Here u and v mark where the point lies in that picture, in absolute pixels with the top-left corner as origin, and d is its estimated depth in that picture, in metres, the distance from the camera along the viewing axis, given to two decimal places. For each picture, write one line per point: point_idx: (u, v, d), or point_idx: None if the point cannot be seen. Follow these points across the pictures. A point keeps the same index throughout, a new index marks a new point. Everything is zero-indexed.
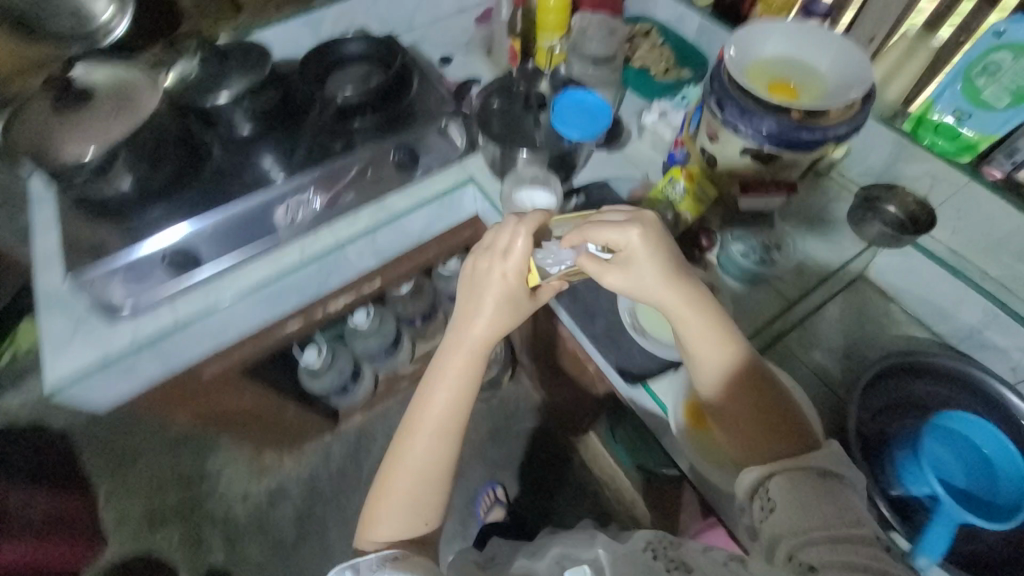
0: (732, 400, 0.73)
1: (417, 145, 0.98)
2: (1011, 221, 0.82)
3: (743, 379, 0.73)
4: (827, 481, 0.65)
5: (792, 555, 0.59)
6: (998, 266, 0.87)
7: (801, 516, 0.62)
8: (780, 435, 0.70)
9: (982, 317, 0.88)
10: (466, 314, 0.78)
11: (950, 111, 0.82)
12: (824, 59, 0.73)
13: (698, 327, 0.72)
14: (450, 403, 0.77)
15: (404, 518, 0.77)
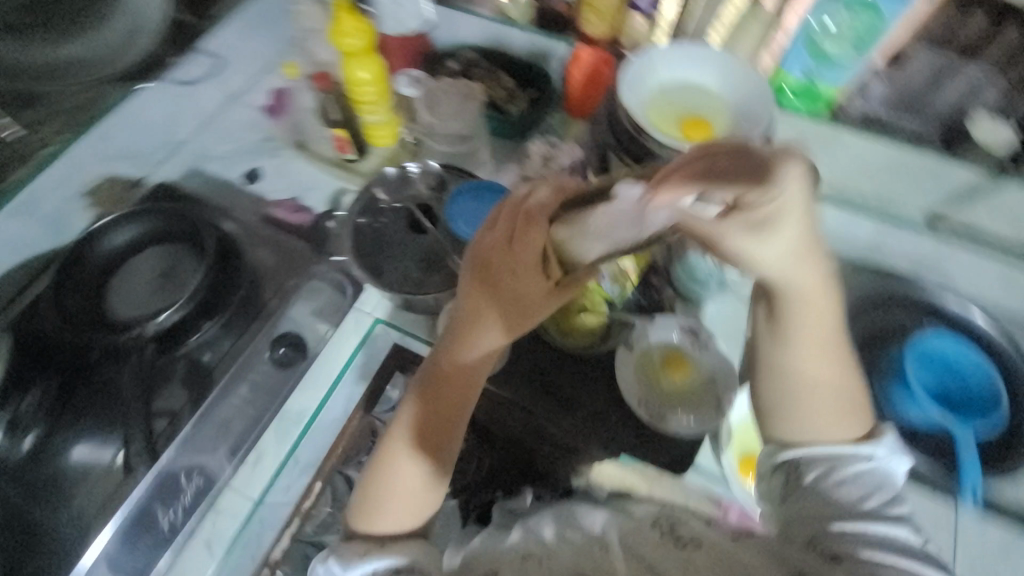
0: (791, 381, 0.59)
1: (289, 322, 0.76)
2: (876, 150, 0.89)
3: (818, 351, 0.59)
4: (868, 470, 0.58)
5: (812, 537, 0.56)
6: (876, 187, 0.93)
7: (825, 497, 0.57)
8: (835, 420, 0.59)
9: (878, 233, 0.95)
10: (489, 299, 0.56)
11: (802, 70, 0.88)
12: (713, 76, 0.72)
13: (807, 289, 0.55)
14: (444, 403, 0.59)
15: (382, 512, 0.58)
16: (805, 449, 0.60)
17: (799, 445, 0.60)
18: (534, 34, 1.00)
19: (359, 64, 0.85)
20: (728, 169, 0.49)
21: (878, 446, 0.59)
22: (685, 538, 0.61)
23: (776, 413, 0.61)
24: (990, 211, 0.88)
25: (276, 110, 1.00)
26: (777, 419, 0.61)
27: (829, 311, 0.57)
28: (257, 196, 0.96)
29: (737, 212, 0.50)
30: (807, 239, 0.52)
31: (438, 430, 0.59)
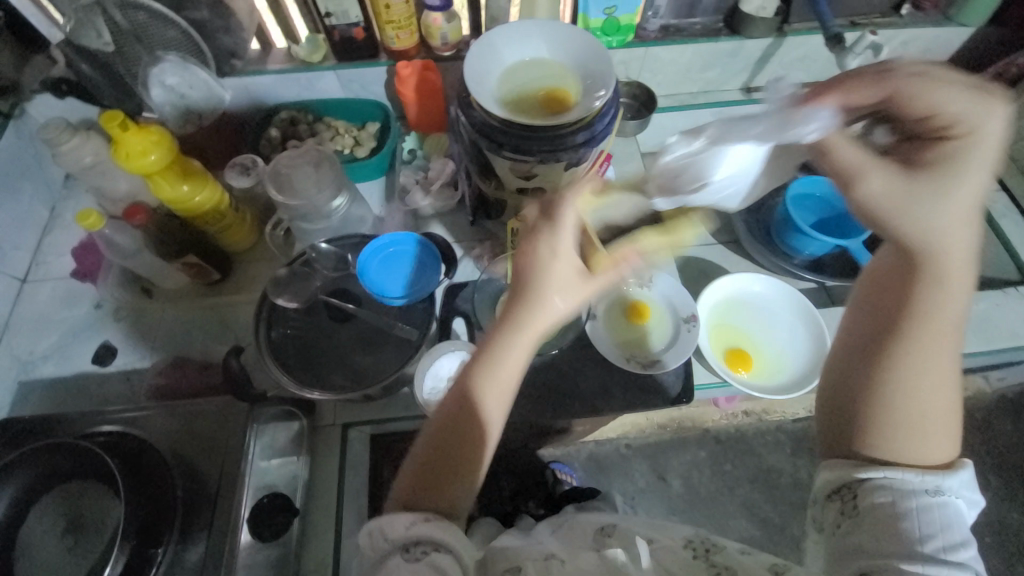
0: (927, 353, 0.46)
1: (256, 488, 0.64)
2: (687, 52, 1.00)
3: (948, 332, 0.46)
4: (937, 505, 0.43)
5: (863, 574, 0.41)
6: (696, 85, 1.07)
7: (881, 533, 0.42)
8: (939, 429, 0.45)
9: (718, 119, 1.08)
10: (526, 260, 0.49)
11: (603, 12, 0.90)
12: (542, 49, 0.73)
13: (952, 270, 0.45)
14: (481, 401, 0.48)
15: (424, 494, 0.48)
16: (872, 471, 0.45)
17: (871, 465, 0.45)
18: (343, 68, 0.91)
19: (173, 181, 0.72)
20: (873, 77, 0.47)
21: (942, 477, 0.44)
22: (720, 566, 0.48)
23: (872, 417, 0.46)
24: (783, 65, 1.04)
25: (90, 273, 0.84)
26: (880, 423, 0.46)
27: (967, 244, 0.45)
28: (125, 372, 0.79)
29: (912, 145, 0.47)
30: (973, 210, 0.45)
31: (462, 411, 0.48)
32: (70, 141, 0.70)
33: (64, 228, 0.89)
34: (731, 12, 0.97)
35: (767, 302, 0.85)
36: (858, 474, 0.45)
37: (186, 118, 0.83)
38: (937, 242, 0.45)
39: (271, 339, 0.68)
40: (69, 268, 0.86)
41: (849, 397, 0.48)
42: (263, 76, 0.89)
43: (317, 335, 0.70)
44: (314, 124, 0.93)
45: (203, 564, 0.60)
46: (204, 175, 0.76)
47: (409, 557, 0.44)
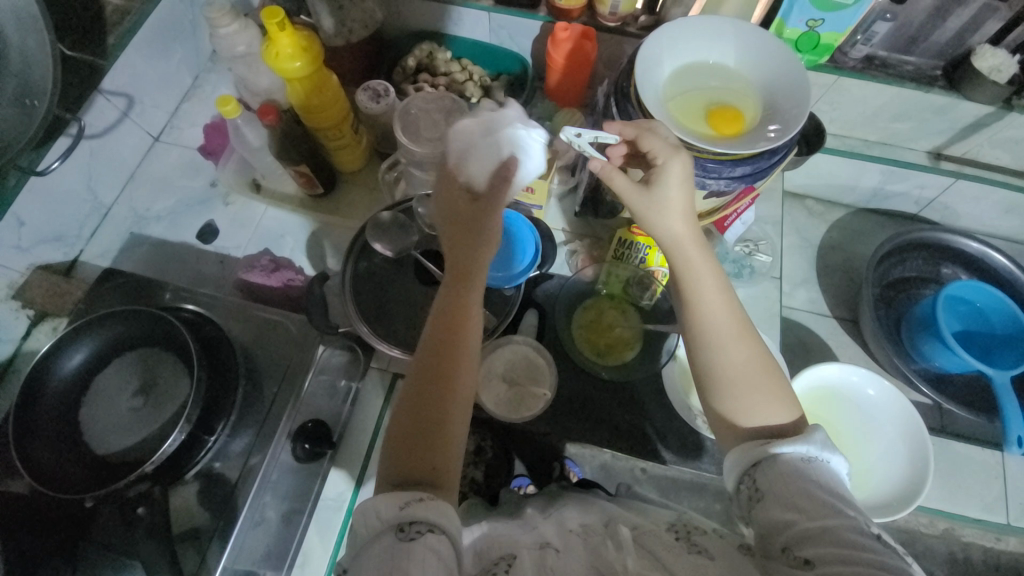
0: (724, 333, 0.51)
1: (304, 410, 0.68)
2: (884, 96, 0.83)
3: (737, 327, 0.51)
4: (820, 462, 0.45)
5: (786, 546, 0.42)
6: (877, 133, 0.91)
7: (789, 501, 0.43)
8: (770, 390, 0.50)
9: (883, 179, 0.93)
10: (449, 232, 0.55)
11: (804, 23, 0.76)
12: (727, 56, 0.63)
13: (710, 291, 0.52)
14: (441, 341, 0.51)
15: (409, 464, 0.46)
16: (763, 450, 0.46)
17: (768, 446, 0.46)
18: (497, 12, 0.84)
19: (310, 93, 0.72)
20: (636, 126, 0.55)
21: (811, 442, 0.46)
22: (701, 546, 0.44)
23: (715, 382, 0.51)
24: (989, 142, 0.87)
25: (215, 154, 0.87)
26: (707, 384, 0.52)
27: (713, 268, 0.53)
28: (220, 254, 0.84)
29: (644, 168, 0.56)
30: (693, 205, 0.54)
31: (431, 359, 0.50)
32: (230, 26, 0.72)
33: (201, 100, 0.93)
34: (958, 64, 0.80)
35: (873, 410, 0.75)
36: (768, 452, 0.46)
37: (337, 27, 0.81)
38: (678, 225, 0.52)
39: (356, 273, 0.69)
40: (196, 142, 0.90)
41: (725, 378, 0.50)
42: (418, 2, 0.85)
43: (399, 287, 0.69)
44: (449, 62, 0.89)
45: (250, 452, 0.65)
46: (337, 90, 0.74)
47: (403, 536, 0.40)
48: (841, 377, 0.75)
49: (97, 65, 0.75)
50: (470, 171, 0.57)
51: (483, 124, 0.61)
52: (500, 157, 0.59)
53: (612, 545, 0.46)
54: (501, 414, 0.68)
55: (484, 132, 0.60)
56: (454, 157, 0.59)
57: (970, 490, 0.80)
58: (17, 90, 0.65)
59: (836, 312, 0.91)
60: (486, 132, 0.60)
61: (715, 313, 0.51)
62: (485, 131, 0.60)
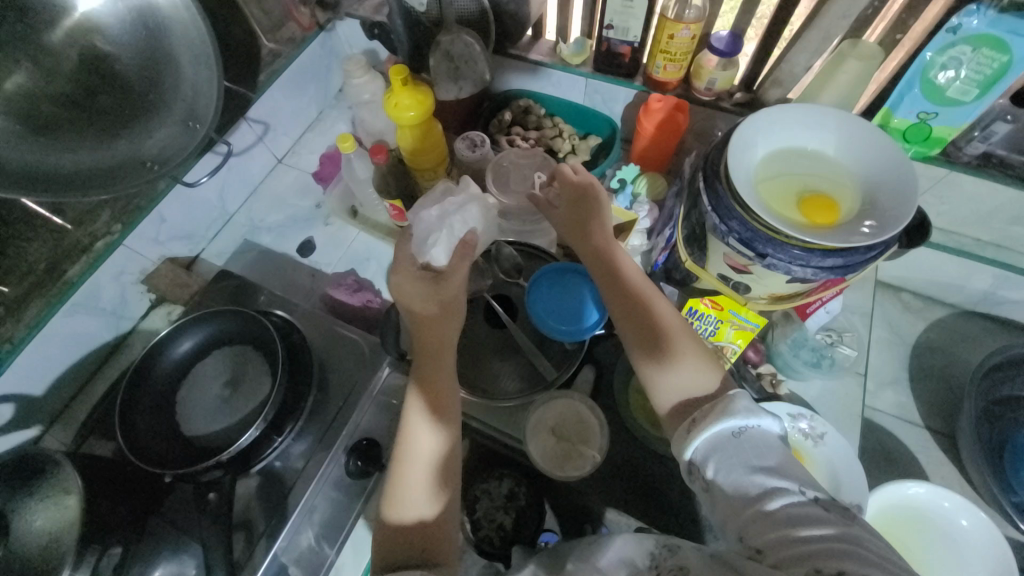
0: (638, 311, 0.61)
1: (364, 427, 0.72)
2: (1001, 196, 0.77)
3: (649, 304, 0.61)
4: (745, 429, 0.47)
5: (741, 536, 0.42)
6: (992, 233, 0.83)
7: (730, 487, 0.44)
8: (689, 359, 0.56)
9: (994, 282, 0.85)
10: (416, 310, 0.62)
11: (914, 115, 0.74)
12: (826, 144, 0.63)
13: (626, 285, 0.63)
14: (421, 408, 0.58)
15: (403, 537, 0.52)
16: (694, 440, 0.48)
17: (693, 433, 0.49)
18: (594, 79, 0.90)
19: (416, 140, 0.80)
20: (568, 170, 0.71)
21: (733, 412, 0.48)
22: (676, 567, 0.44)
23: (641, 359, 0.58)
24: None
25: (325, 180, 0.98)
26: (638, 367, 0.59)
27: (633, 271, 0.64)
28: (312, 268, 0.94)
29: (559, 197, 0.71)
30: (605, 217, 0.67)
31: (409, 422, 0.57)
32: (362, 77, 0.83)
33: (322, 132, 1.06)
34: None
35: (964, 545, 0.65)
36: (694, 436, 0.48)
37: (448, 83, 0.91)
38: (595, 241, 0.66)
39: None
40: (311, 167, 1.02)
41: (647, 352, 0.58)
42: (523, 65, 0.93)
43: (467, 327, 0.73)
44: (541, 119, 0.95)
45: (309, 456, 0.70)
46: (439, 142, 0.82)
47: None
48: (927, 496, 0.67)
49: (247, 97, 0.89)
50: (429, 257, 0.64)
51: (440, 213, 0.68)
52: (453, 239, 0.66)
53: None
54: (542, 467, 0.68)
55: (440, 218, 0.67)
56: (415, 247, 0.65)
57: None
58: (186, 115, 0.78)
59: (927, 422, 0.82)
60: (445, 215, 0.68)
61: (630, 301, 0.62)
62: (439, 218, 0.68)
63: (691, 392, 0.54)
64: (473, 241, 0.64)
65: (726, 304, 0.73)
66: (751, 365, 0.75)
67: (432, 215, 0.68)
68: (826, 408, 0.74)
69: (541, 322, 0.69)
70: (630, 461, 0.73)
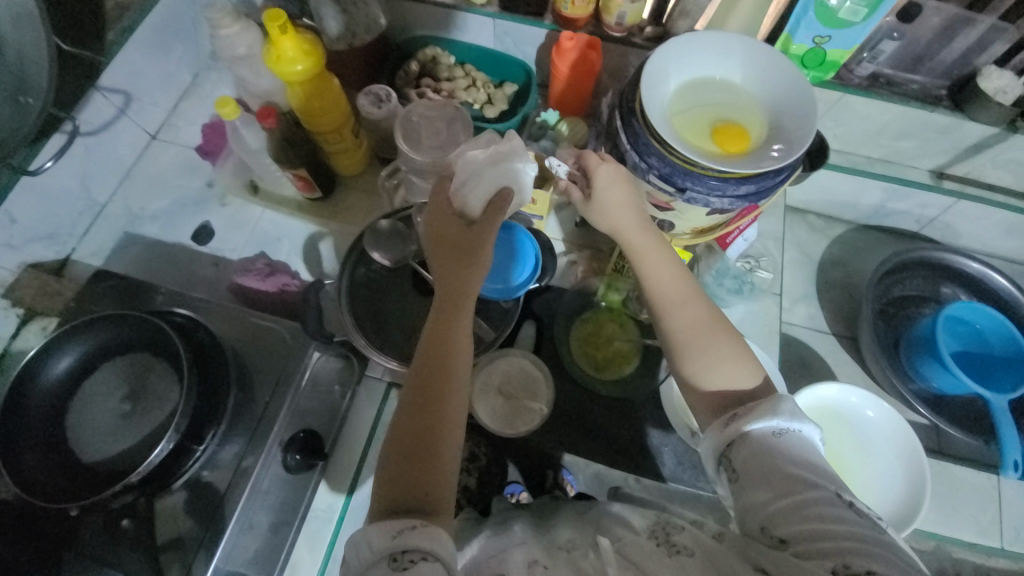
0: (670, 300, 0.57)
1: (300, 419, 0.68)
2: (887, 114, 0.83)
3: (683, 294, 0.57)
4: (787, 432, 0.45)
5: (764, 527, 0.43)
6: (881, 150, 0.90)
7: (763, 482, 0.44)
8: (726, 354, 0.53)
9: (884, 196, 0.93)
10: (448, 264, 0.56)
11: (810, 39, 0.76)
12: (732, 73, 0.63)
13: (656, 271, 0.58)
14: (434, 359, 0.51)
15: (404, 489, 0.45)
16: (733, 433, 0.47)
17: (733, 427, 0.48)
18: (502, 19, 0.84)
19: (312, 98, 0.71)
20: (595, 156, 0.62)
21: (777, 413, 0.46)
22: (679, 546, 0.45)
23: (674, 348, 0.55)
24: (991, 163, 0.86)
25: (212, 155, 0.85)
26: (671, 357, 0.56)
27: (665, 256, 0.59)
28: (215, 256, 0.84)
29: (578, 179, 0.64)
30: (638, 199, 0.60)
31: (423, 382, 0.50)
32: (232, 28, 0.71)
33: (201, 99, 0.92)
34: (961, 85, 0.79)
35: (871, 432, 0.74)
36: (739, 430, 0.47)
37: (341, 31, 0.81)
38: (623, 220, 0.60)
39: (354, 277, 0.67)
40: (194, 141, 0.89)
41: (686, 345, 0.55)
42: (424, 7, 0.85)
43: (396, 298, 0.67)
44: (451, 68, 0.88)
45: (241, 458, 0.64)
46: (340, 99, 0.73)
47: (395, 566, 0.40)
48: (835, 397, 0.74)
49: (93, 61, 0.74)
50: (464, 201, 0.57)
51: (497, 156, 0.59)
52: (494, 186, 0.57)
53: (597, 556, 0.46)
54: (495, 429, 0.67)
55: (485, 161, 0.58)
56: (453, 187, 0.58)
57: (966, 514, 0.79)
58: (12, 87, 0.63)
59: (835, 329, 0.91)
60: (493, 159, 0.58)
61: (659, 286, 0.58)
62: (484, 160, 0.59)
63: (727, 389, 0.52)
64: (510, 196, 0.56)
65: None
66: None
67: (478, 159, 0.58)
68: (751, 330, 0.79)
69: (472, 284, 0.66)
70: (580, 408, 0.74)
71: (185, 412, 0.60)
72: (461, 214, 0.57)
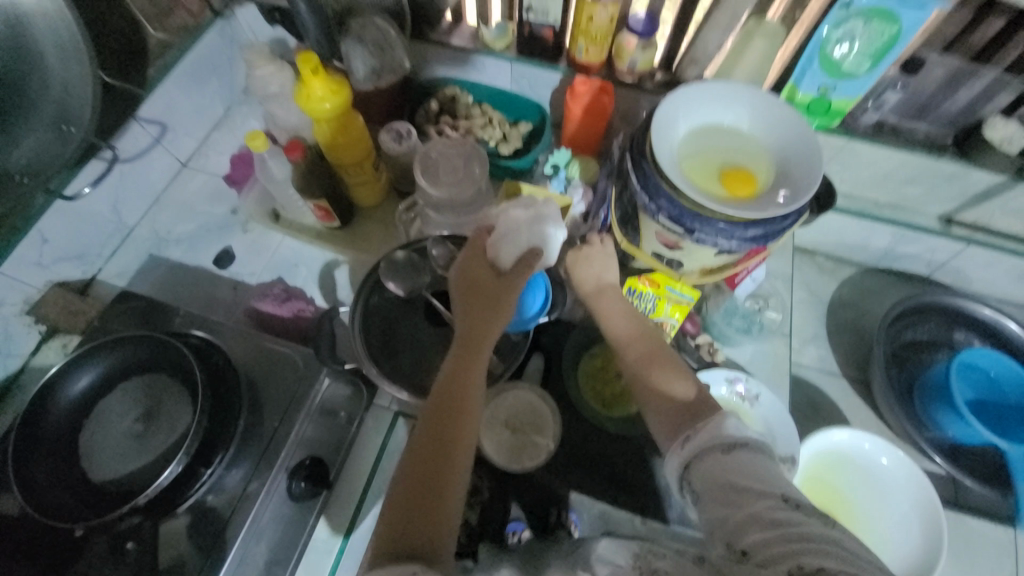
0: (625, 344, 0.62)
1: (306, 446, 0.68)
2: (894, 160, 0.85)
3: (639, 340, 0.62)
4: (746, 447, 0.45)
5: (727, 541, 0.42)
6: (888, 195, 0.92)
7: (724, 496, 0.43)
8: (679, 386, 0.55)
9: (893, 239, 0.94)
10: (473, 308, 0.58)
11: (815, 88, 0.79)
12: (740, 120, 0.65)
13: (613, 321, 0.64)
14: (449, 404, 0.52)
15: (406, 530, 0.45)
16: (687, 453, 0.48)
17: (687, 446, 0.48)
18: (520, 64, 0.89)
19: (335, 135, 0.75)
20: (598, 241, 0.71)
21: (726, 425, 0.47)
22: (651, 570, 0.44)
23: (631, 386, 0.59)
24: (1001, 210, 0.87)
25: (239, 183, 0.89)
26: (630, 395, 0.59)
27: (623, 308, 0.65)
28: (234, 280, 0.86)
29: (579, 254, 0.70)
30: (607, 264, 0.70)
31: (436, 426, 0.51)
32: (266, 67, 0.76)
33: (231, 131, 0.97)
34: (967, 134, 0.81)
35: (885, 481, 0.73)
36: (690, 445, 0.48)
37: (368, 72, 0.86)
38: (585, 276, 0.69)
39: (369, 305, 0.68)
40: (222, 170, 0.93)
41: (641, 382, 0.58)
42: (446, 52, 0.90)
43: (408, 328, 0.68)
44: (469, 106, 0.92)
45: (248, 480, 0.64)
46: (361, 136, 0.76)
47: None
48: (847, 444, 0.73)
49: (136, 94, 0.79)
50: (496, 252, 0.60)
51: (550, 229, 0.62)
52: (527, 243, 0.60)
53: None
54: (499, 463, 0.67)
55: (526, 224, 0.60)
56: (491, 241, 0.61)
57: (987, 573, 0.75)
58: (60, 117, 0.68)
59: (846, 372, 0.90)
60: (533, 219, 0.61)
61: (618, 333, 0.64)
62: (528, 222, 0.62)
63: (677, 412, 0.53)
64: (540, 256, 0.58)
65: (661, 281, 0.74)
66: (689, 336, 0.78)
67: (513, 215, 0.62)
68: (760, 370, 0.79)
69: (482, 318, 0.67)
70: (585, 444, 0.74)
71: (196, 435, 0.60)
72: (493, 263, 0.60)
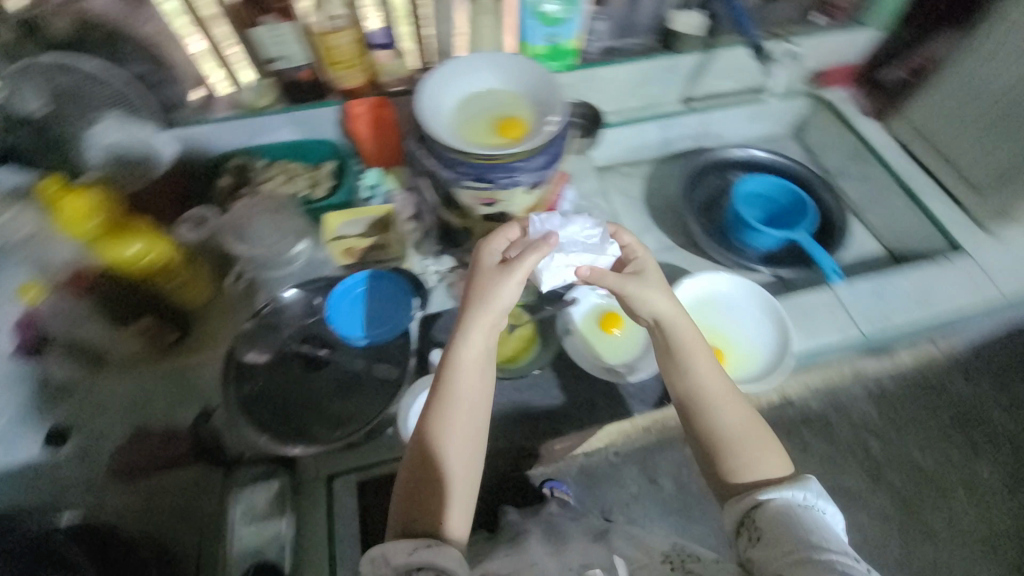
0: (717, 401, 0.66)
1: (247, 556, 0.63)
2: (628, 71, 1.04)
3: (724, 395, 0.66)
4: (806, 509, 0.58)
5: (779, 573, 0.54)
6: (640, 99, 1.12)
7: (780, 539, 0.55)
8: (766, 449, 0.64)
9: (661, 132, 1.14)
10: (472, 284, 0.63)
11: (545, 39, 0.93)
12: (492, 79, 0.74)
13: (709, 380, 0.66)
14: (462, 399, 0.60)
15: (422, 510, 0.56)
16: (760, 501, 0.60)
17: (763, 495, 0.60)
18: (292, 111, 0.90)
19: (109, 254, 0.70)
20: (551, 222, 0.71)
21: (805, 491, 0.59)
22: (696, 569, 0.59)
23: (715, 441, 0.65)
24: (715, 78, 1.12)
25: (29, 348, 0.72)
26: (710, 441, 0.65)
27: (714, 364, 0.67)
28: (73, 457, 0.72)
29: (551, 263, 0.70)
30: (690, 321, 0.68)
31: (446, 416, 0.59)
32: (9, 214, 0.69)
33: None
34: (665, 34, 1.04)
35: (733, 300, 0.91)
36: (760, 498, 0.59)
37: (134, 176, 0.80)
38: (684, 325, 0.67)
39: (239, 392, 0.65)
40: None
41: (722, 433, 0.65)
42: (212, 127, 0.88)
43: (295, 389, 0.66)
44: (262, 168, 0.91)
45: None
46: (136, 250, 0.71)
47: None
48: (697, 285, 0.91)
49: None
50: (495, 244, 0.66)
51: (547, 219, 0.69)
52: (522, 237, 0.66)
53: None
54: None
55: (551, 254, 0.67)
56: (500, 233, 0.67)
57: (825, 322, 0.90)
58: None
59: (679, 241, 1.08)
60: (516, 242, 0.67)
61: (699, 383, 0.66)
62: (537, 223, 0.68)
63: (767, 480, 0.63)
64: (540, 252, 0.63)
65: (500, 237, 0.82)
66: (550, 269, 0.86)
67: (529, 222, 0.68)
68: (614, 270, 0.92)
69: (355, 339, 0.68)
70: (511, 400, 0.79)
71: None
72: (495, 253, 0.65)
